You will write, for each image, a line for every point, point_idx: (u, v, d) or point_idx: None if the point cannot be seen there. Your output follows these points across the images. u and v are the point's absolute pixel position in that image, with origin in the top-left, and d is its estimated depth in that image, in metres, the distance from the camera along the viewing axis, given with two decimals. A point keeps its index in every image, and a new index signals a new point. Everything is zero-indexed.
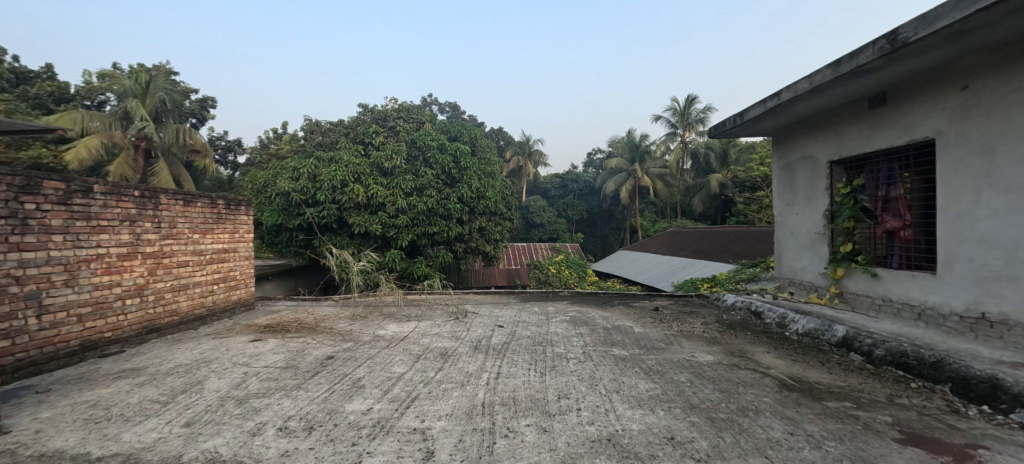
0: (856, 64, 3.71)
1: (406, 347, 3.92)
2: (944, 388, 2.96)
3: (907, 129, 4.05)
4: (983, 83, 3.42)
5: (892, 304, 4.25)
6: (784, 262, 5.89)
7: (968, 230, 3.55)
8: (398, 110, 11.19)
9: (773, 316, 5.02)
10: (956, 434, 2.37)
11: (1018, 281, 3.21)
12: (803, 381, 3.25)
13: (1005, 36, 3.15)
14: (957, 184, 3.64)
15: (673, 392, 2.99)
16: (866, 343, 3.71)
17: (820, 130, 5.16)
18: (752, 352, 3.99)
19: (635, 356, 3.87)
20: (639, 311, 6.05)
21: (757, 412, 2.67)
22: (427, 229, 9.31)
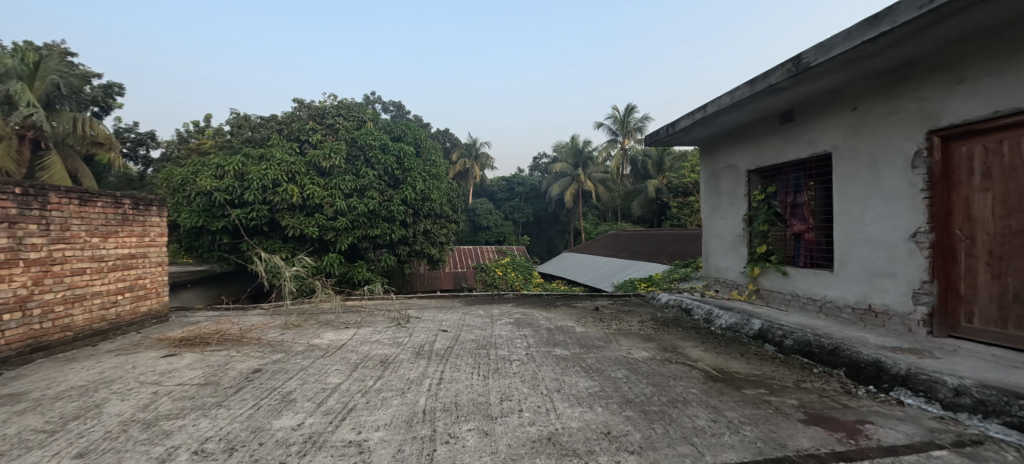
0: (769, 83, 4.10)
1: (344, 356, 3.76)
2: (840, 372, 3.33)
3: (811, 143, 4.53)
4: (869, 105, 3.91)
5: (799, 299, 4.71)
6: (710, 262, 6.35)
7: (858, 233, 4.03)
8: (337, 107, 10.68)
9: (701, 312, 5.38)
10: (849, 412, 2.68)
11: (896, 277, 3.69)
12: (726, 371, 3.51)
13: (886, 65, 3.62)
14: (850, 192, 4.11)
15: (610, 388, 3.12)
16: (778, 335, 4.09)
17: (740, 141, 5.61)
18: (682, 347, 4.25)
19: (576, 355, 3.98)
20: (580, 311, 6.24)
21: (686, 403, 2.85)
22: (368, 231, 8.99)
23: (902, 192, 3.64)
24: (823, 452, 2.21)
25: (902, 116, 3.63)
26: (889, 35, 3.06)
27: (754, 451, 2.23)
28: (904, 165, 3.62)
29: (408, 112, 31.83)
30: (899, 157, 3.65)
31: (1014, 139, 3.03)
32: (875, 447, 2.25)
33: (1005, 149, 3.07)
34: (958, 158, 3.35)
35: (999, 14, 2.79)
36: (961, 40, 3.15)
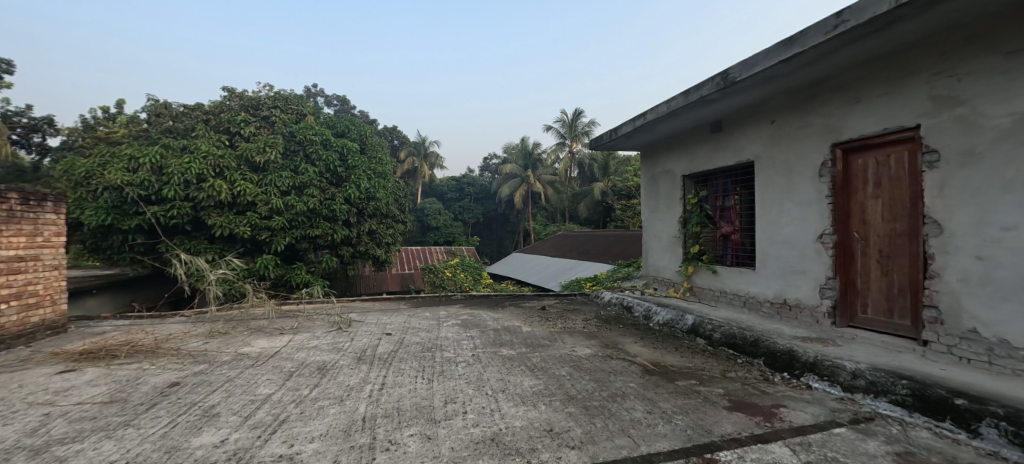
0: (701, 95, 4.37)
1: (276, 364, 3.54)
2: (759, 361, 3.64)
3: (737, 151, 4.89)
4: (785, 119, 4.29)
5: (727, 295, 5.07)
6: (649, 262, 6.67)
7: (776, 234, 4.42)
8: (273, 98, 10.02)
9: (641, 309, 5.65)
10: (766, 397, 2.93)
11: (807, 273, 4.08)
12: (661, 364, 3.71)
13: (800, 83, 3.98)
14: (769, 197, 4.49)
15: (554, 386, 3.19)
16: (708, 328, 4.39)
17: (677, 148, 5.94)
18: (622, 343, 4.43)
19: (522, 355, 4.02)
20: (526, 311, 6.30)
21: (624, 397, 2.97)
22: (307, 231, 8.54)
23: (813, 198, 4.02)
24: (744, 436, 2.39)
25: (812, 130, 4.02)
26: (801, 56, 3.38)
27: (684, 438, 2.37)
28: (814, 174, 4.01)
29: (353, 107, 30.53)
30: (810, 166, 4.04)
31: (898, 153, 3.44)
32: (787, 428, 2.47)
33: (892, 161, 3.48)
34: (856, 169, 3.76)
35: (888, 43, 3.17)
36: (859, 64, 3.54)
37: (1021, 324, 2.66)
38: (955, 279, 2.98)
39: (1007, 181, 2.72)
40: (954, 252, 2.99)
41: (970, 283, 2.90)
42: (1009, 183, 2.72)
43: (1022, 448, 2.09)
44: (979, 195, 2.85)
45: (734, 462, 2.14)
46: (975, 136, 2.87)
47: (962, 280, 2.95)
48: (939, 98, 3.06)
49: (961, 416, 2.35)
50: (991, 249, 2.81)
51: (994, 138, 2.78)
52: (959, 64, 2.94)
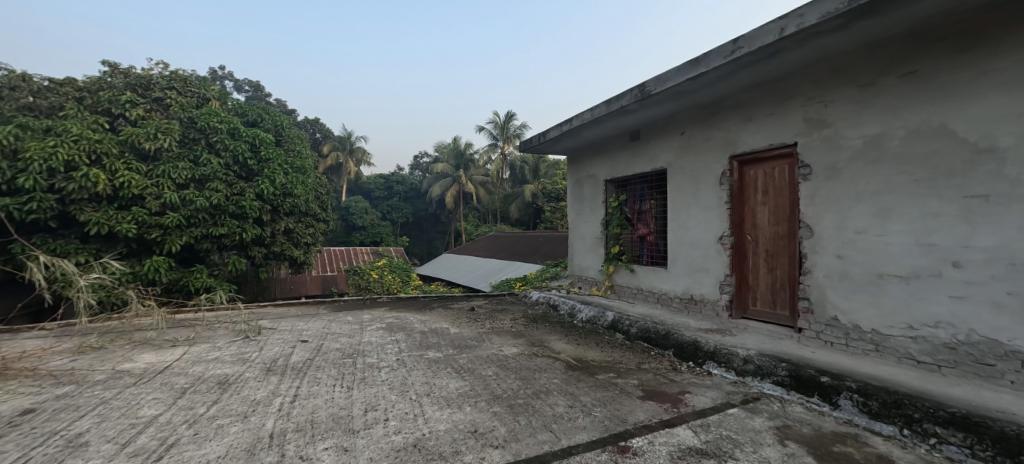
0: (621, 105, 4.64)
1: (166, 381, 3.15)
2: (669, 352, 3.94)
3: (652, 159, 5.25)
4: (692, 131, 4.69)
5: (643, 292, 5.43)
6: (574, 262, 6.92)
7: (684, 236, 4.81)
8: (168, 78, 8.88)
9: (566, 308, 5.85)
10: (674, 385, 3.18)
11: (709, 271, 4.49)
12: (584, 360, 3.86)
13: (705, 99, 4.37)
14: (679, 202, 4.88)
15: (480, 386, 3.19)
16: (625, 324, 4.66)
17: (599, 155, 6.24)
18: (548, 340, 4.56)
19: (448, 356, 3.97)
20: (454, 312, 6.24)
21: (548, 393, 3.06)
22: (209, 230, 7.71)
23: (714, 203, 4.44)
24: (654, 422, 2.58)
25: (715, 143, 4.43)
26: (705, 75, 3.72)
27: (602, 429, 2.50)
28: (715, 182, 4.42)
29: (268, 94, 28.17)
30: (712, 174, 4.45)
31: (780, 166, 3.91)
32: (690, 412, 2.70)
33: (777, 172, 3.94)
34: (748, 178, 4.20)
35: (775, 69, 3.59)
36: (752, 86, 3.97)
37: (869, 312, 3.16)
38: (822, 274, 3.46)
39: (860, 191, 3.21)
40: (822, 251, 3.47)
41: (833, 278, 3.39)
42: (862, 194, 3.20)
43: (868, 415, 2.49)
44: (841, 202, 3.33)
45: (645, 446, 2.30)
46: (838, 154, 3.35)
47: (828, 275, 3.43)
48: (811, 120, 3.53)
49: (826, 392, 2.73)
50: (848, 249, 3.30)
51: (852, 155, 3.26)
52: (827, 91, 3.41)
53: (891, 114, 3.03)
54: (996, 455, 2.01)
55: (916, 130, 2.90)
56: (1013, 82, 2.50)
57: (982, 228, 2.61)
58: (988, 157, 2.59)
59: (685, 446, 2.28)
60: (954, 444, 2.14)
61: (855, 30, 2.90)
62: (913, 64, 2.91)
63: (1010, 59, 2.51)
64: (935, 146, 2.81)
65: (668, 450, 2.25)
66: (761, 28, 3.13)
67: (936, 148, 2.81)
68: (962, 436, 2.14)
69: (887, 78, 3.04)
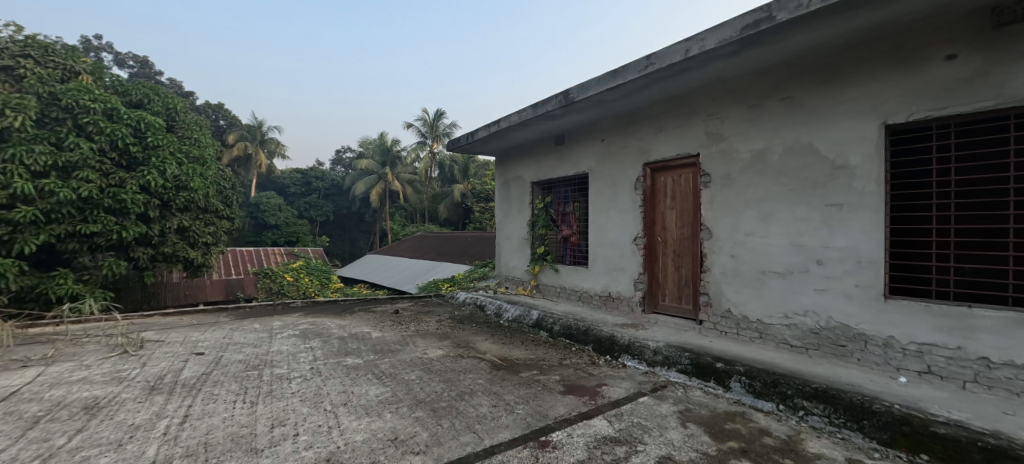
0: (546, 109, 4.79)
1: (13, 410, 2.68)
2: (589, 347, 4.15)
3: (576, 164, 5.49)
4: (612, 139, 4.98)
5: (566, 290, 5.65)
6: (501, 262, 7.01)
7: (603, 236, 5.09)
8: (22, 44, 7.26)
9: (492, 307, 5.92)
10: (592, 378, 3.36)
11: (625, 270, 4.80)
12: (508, 359, 3.93)
13: (623, 109, 4.67)
14: (598, 204, 5.15)
15: (402, 392, 3.12)
16: (549, 322, 4.82)
17: (526, 157, 6.39)
18: (474, 341, 4.58)
19: (369, 362, 3.83)
20: (377, 316, 6.03)
21: (472, 394, 3.07)
22: (78, 227, 6.63)
23: (629, 206, 4.76)
24: (573, 415, 2.71)
25: (630, 150, 4.75)
26: (622, 87, 3.98)
27: (524, 426, 2.57)
28: (631, 186, 4.74)
29: (159, 73, 24.93)
30: (628, 179, 4.77)
31: (686, 174, 4.27)
32: (606, 403, 2.88)
33: (682, 179, 4.31)
34: (658, 184, 4.56)
35: (682, 86, 3.93)
36: (663, 100, 4.32)
37: (754, 304, 3.59)
38: (719, 272, 3.86)
39: (748, 199, 3.63)
40: (719, 251, 3.87)
41: (727, 274, 3.80)
42: (749, 200, 3.63)
43: (753, 394, 2.84)
44: (733, 208, 3.75)
45: (564, 439, 2.41)
46: (731, 165, 3.76)
47: (722, 272, 3.84)
48: (710, 134, 3.93)
49: (719, 376, 3.06)
50: (739, 249, 3.72)
51: (742, 166, 3.68)
52: (724, 109, 3.81)
53: (772, 132, 3.47)
54: (847, 421, 2.41)
55: (791, 147, 3.36)
56: (860, 111, 2.99)
57: (839, 231, 3.08)
58: (842, 172, 3.07)
59: (601, 435, 2.43)
60: (816, 414, 2.52)
61: (745, 57, 3.29)
62: (789, 90, 3.37)
63: (858, 92, 3.00)
64: (804, 162, 3.28)
65: (585, 441, 2.38)
66: (669, 48, 3.43)
67: (805, 164, 3.27)
68: (822, 407, 2.52)
69: (769, 101, 3.48)
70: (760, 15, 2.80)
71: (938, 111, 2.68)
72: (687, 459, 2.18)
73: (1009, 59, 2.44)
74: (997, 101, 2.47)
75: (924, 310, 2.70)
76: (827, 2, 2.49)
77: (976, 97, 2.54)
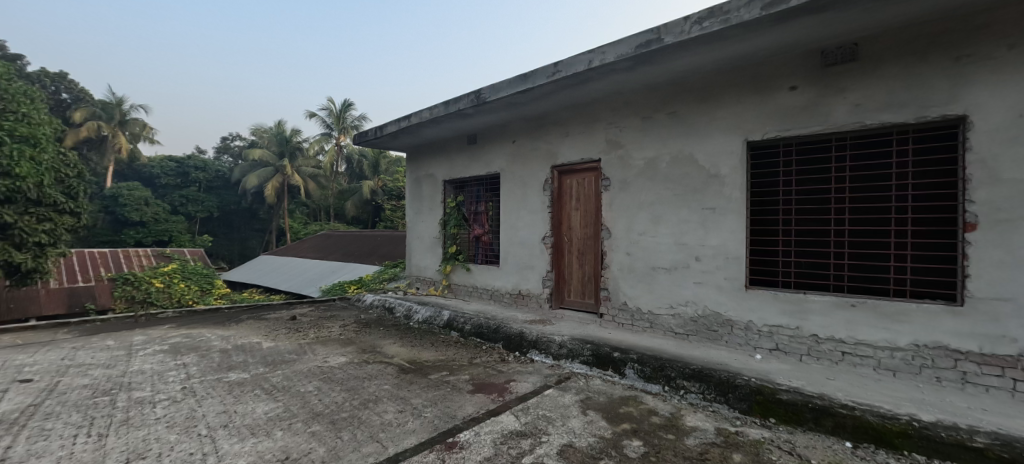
0: (458, 108, 4.80)
1: None
2: (500, 345, 4.26)
3: (488, 163, 5.57)
4: (522, 140, 5.14)
5: (477, 289, 5.72)
6: (412, 262, 6.87)
7: (514, 236, 5.24)
8: None
9: (402, 309, 5.78)
10: (501, 375, 3.46)
11: (534, 268, 5.00)
12: (417, 362, 3.88)
13: (533, 113, 4.85)
14: (509, 205, 5.29)
15: (297, 406, 2.93)
16: (460, 322, 4.84)
17: (438, 155, 6.33)
18: (381, 345, 4.43)
19: (257, 376, 3.52)
20: (270, 324, 5.53)
21: (377, 401, 2.99)
22: None
23: (538, 207, 4.97)
24: (481, 413, 2.77)
25: (539, 153, 4.96)
26: (532, 91, 4.13)
27: (431, 429, 2.57)
28: (540, 188, 4.95)
29: None
30: (537, 181, 4.97)
31: (589, 178, 4.57)
32: (514, 398, 2.99)
33: (586, 182, 4.60)
34: (564, 186, 4.82)
35: (586, 94, 4.20)
36: (570, 107, 4.57)
37: (646, 297, 3.97)
38: (617, 268, 4.21)
39: (642, 202, 4.01)
40: (617, 249, 4.22)
41: (624, 271, 4.15)
42: (642, 204, 4.01)
43: (644, 378, 3.15)
44: (629, 210, 4.11)
45: (471, 438, 2.45)
46: (628, 171, 4.12)
47: (620, 269, 4.19)
48: (610, 141, 4.26)
49: (616, 364, 3.34)
50: (634, 247, 4.08)
51: (637, 172, 4.04)
52: (622, 118, 4.16)
53: (661, 142, 3.86)
54: (716, 396, 2.79)
55: (675, 157, 3.78)
56: (728, 128, 3.46)
57: (713, 232, 3.54)
58: (715, 181, 3.53)
59: (507, 431, 2.52)
60: (693, 392, 2.89)
61: (639, 73, 3.62)
62: (674, 106, 3.78)
63: (728, 112, 3.47)
64: (685, 170, 3.71)
65: (491, 438, 2.45)
66: (575, 58, 3.64)
67: (686, 172, 3.70)
68: (698, 386, 2.90)
69: (658, 115, 3.88)
70: (651, 36, 3.12)
71: (784, 132, 3.21)
72: (585, 444, 2.36)
73: (833, 93, 3.00)
74: (824, 127, 3.03)
75: (773, 297, 3.22)
76: (704, 31, 2.86)
77: (810, 123, 3.09)
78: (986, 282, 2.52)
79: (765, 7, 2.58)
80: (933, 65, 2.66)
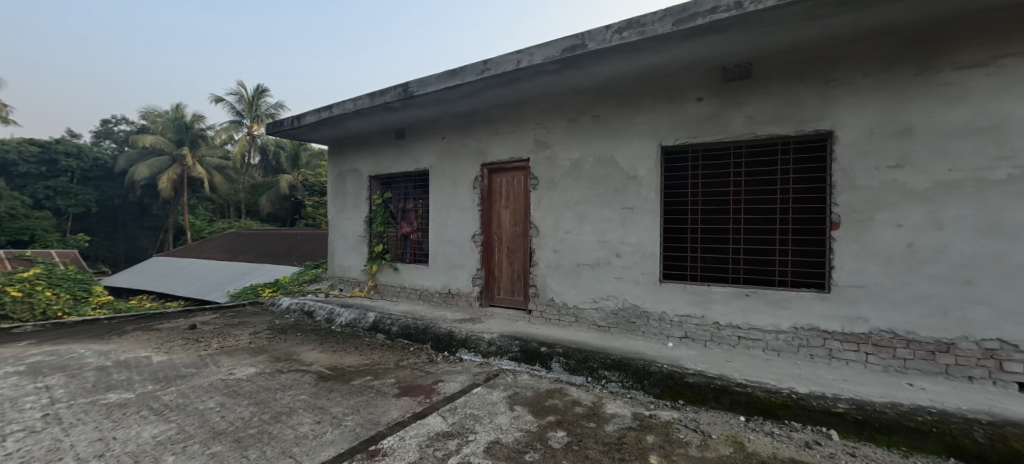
0: (384, 100, 4.66)
1: None
2: (428, 345, 4.21)
3: (416, 159, 5.47)
4: (451, 137, 5.12)
5: (405, 289, 5.59)
6: (335, 262, 6.53)
7: (443, 234, 5.20)
8: None
9: (323, 313, 5.48)
10: (429, 376, 3.43)
11: (464, 267, 5.00)
12: (338, 368, 3.71)
13: (463, 110, 4.85)
14: (438, 202, 5.24)
15: (194, 425, 2.67)
16: (387, 323, 4.71)
17: (363, 149, 6.09)
18: (297, 352, 4.18)
19: (144, 396, 3.14)
20: (163, 335, 4.96)
21: (291, 413, 2.82)
22: None
23: (468, 205, 4.98)
24: (406, 417, 2.73)
25: (469, 151, 4.97)
26: (461, 87, 4.13)
27: (352, 438, 2.48)
28: (470, 185, 4.96)
29: None
30: (467, 179, 4.98)
31: (518, 176, 4.68)
32: (441, 399, 2.98)
33: (515, 181, 4.70)
34: (494, 184, 4.89)
35: (515, 94, 4.30)
36: (499, 105, 4.64)
37: (572, 292, 4.15)
38: (545, 265, 4.35)
39: (568, 201, 4.19)
40: (544, 246, 4.36)
41: (551, 268, 4.30)
42: (568, 203, 4.19)
43: (569, 370, 3.30)
44: (556, 208, 4.27)
45: (395, 444, 2.41)
46: (554, 171, 4.28)
47: (547, 266, 4.33)
48: (538, 141, 4.39)
49: (543, 359, 3.46)
50: (560, 245, 4.25)
51: (563, 172, 4.21)
52: (549, 119, 4.31)
53: (586, 144, 4.06)
54: (634, 383, 3.00)
55: (598, 159, 3.99)
56: (645, 134, 3.74)
57: (631, 229, 3.80)
58: (633, 182, 3.79)
59: (433, 433, 2.51)
60: (613, 381, 3.08)
61: (565, 76, 3.78)
62: (598, 110, 4.00)
63: (644, 118, 3.74)
64: (607, 172, 3.94)
65: (417, 442, 2.42)
66: (503, 57, 3.71)
67: (608, 174, 3.93)
68: (617, 375, 3.09)
69: (583, 118, 4.08)
70: (576, 41, 3.27)
71: (692, 139, 3.53)
72: (511, 440, 2.42)
73: (732, 106, 3.36)
74: (724, 136, 3.39)
75: (683, 290, 3.53)
76: (623, 40, 3.06)
77: (713, 131, 3.43)
78: (847, 272, 2.98)
79: (676, 23, 2.83)
80: (809, 86, 3.09)
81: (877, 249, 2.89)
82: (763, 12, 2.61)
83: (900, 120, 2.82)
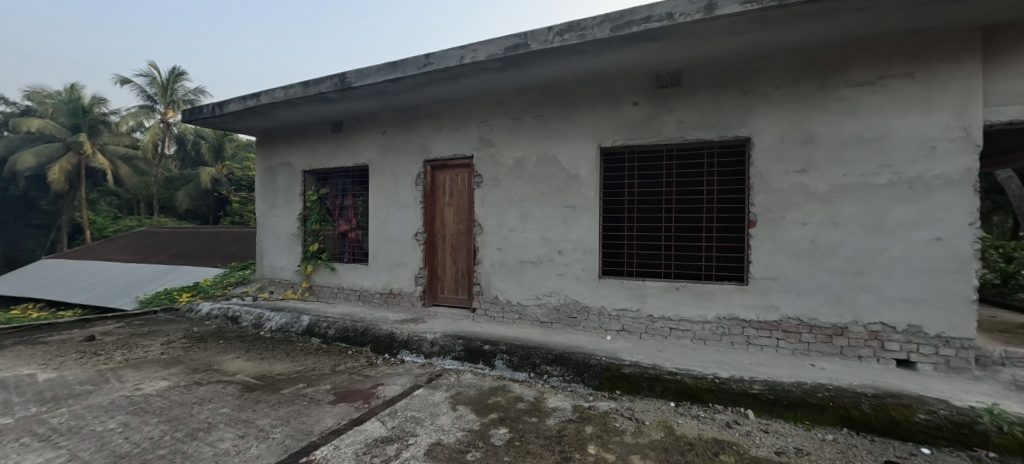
0: (319, 90, 4.44)
1: None
2: (367, 348, 4.07)
3: (355, 154, 5.28)
4: (392, 132, 4.99)
5: (343, 290, 5.37)
6: (264, 263, 6.12)
7: (384, 233, 5.05)
8: None
9: (249, 318, 5.12)
10: (368, 380, 3.33)
11: (406, 266, 4.90)
12: (265, 377, 3.49)
13: (404, 104, 4.75)
14: (379, 199, 5.09)
15: (90, 451, 2.39)
16: (323, 326, 4.50)
17: (296, 141, 5.77)
18: (218, 362, 3.88)
19: (25, 421, 2.76)
20: (52, 349, 4.38)
21: (210, 429, 2.62)
22: None
23: (410, 202, 4.88)
24: (342, 424, 2.63)
25: (411, 146, 4.87)
26: (402, 80, 4.05)
27: (280, 451, 2.36)
28: (412, 182, 4.87)
29: None
30: (409, 175, 4.88)
31: (462, 173, 4.66)
32: (380, 403, 2.91)
33: (458, 178, 4.68)
34: (437, 181, 4.83)
35: (458, 90, 4.28)
36: (442, 101, 4.60)
37: (515, 289, 4.21)
38: (489, 263, 4.37)
39: (511, 199, 4.24)
40: (488, 245, 4.38)
41: (495, 265, 4.33)
42: (512, 201, 4.24)
43: (511, 367, 3.35)
44: (500, 206, 4.31)
45: (329, 454, 2.32)
46: (498, 170, 4.32)
47: (491, 263, 4.36)
48: (482, 139, 4.41)
49: (486, 357, 3.48)
50: (504, 243, 4.29)
51: (506, 170, 4.26)
52: (493, 117, 4.34)
53: (529, 143, 4.14)
54: (573, 377, 3.10)
55: (541, 158, 4.08)
56: (585, 134, 3.88)
57: (573, 227, 3.93)
58: (575, 181, 3.92)
59: (371, 439, 2.45)
60: (555, 376, 3.17)
61: (508, 75, 3.83)
62: (540, 110, 4.09)
63: (584, 119, 3.88)
64: (549, 170, 4.04)
65: (353, 449, 2.35)
66: (446, 52, 3.69)
67: (550, 173, 4.04)
68: (557, 370, 3.18)
69: (526, 117, 4.15)
70: (518, 40, 3.33)
71: (628, 141, 3.72)
72: (453, 440, 2.42)
73: (664, 111, 3.59)
74: (657, 139, 3.60)
75: (620, 285, 3.70)
76: (565, 43, 3.16)
77: (647, 134, 3.64)
78: (762, 266, 3.29)
79: (613, 29, 2.96)
80: (730, 95, 3.37)
81: (787, 246, 3.22)
82: (691, 25, 2.82)
83: (805, 129, 3.16)
